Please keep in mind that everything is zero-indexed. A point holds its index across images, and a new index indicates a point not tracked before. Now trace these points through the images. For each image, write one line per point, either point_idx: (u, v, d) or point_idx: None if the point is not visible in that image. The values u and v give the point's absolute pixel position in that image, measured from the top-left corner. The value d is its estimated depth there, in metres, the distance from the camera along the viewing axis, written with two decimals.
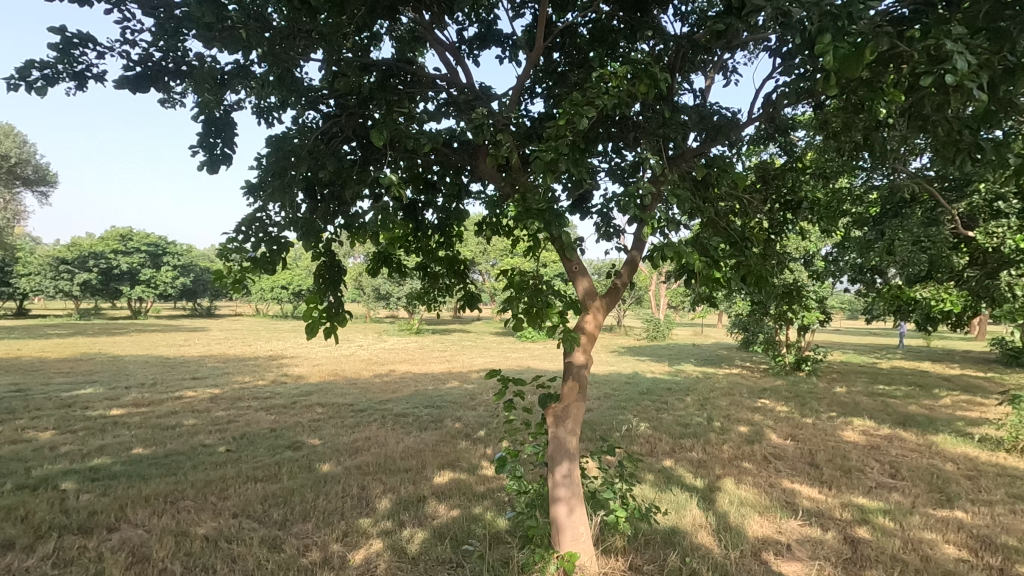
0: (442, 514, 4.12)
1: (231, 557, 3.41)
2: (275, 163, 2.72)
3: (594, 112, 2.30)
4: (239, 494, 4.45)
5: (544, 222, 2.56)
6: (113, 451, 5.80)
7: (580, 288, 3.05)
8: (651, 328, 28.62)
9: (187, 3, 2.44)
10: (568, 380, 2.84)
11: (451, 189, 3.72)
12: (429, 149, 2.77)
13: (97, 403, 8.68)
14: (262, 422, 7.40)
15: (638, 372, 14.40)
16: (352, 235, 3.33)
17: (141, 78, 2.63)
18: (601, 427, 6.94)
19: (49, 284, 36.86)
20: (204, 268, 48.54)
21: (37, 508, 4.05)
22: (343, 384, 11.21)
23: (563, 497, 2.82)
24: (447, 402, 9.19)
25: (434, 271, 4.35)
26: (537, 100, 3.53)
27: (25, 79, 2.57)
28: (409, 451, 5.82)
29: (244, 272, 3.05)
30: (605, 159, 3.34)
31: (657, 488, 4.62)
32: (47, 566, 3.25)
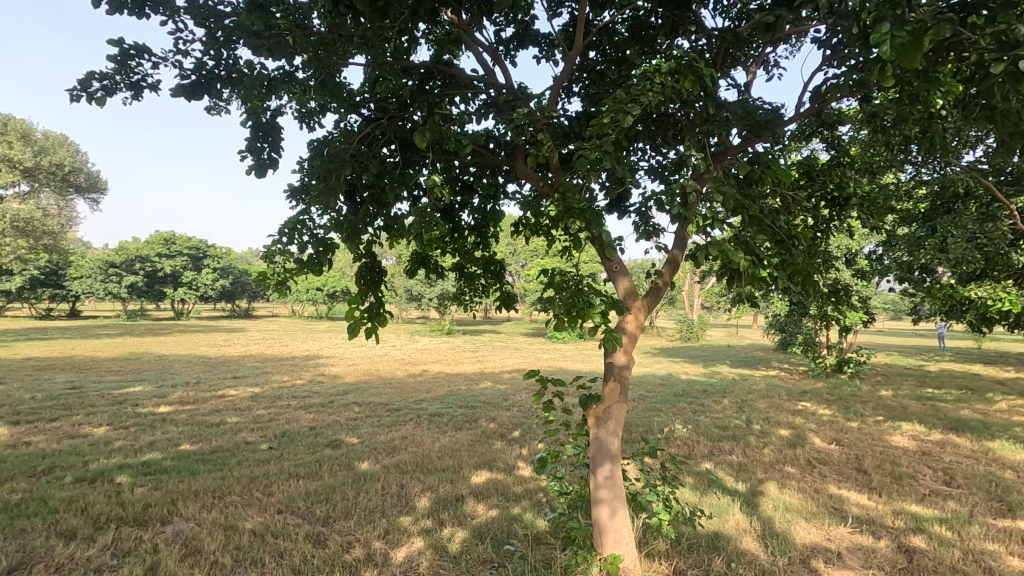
0: (482, 514, 4.13)
1: (278, 552, 3.50)
2: (321, 166, 2.76)
3: (639, 110, 2.25)
4: (283, 491, 4.56)
5: (584, 221, 2.54)
6: (162, 446, 6.03)
7: (620, 288, 3.03)
8: (684, 329, 28.15)
9: (236, 12, 2.52)
10: (609, 381, 2.80)
11: (488, 190, 3.72)
12: (469, 149, 2.79)
13: (146, 400, 9.03)
14: (301, 420, 7.58)
15: (672, 373, 14.18)
16: (392, 236, 3.37)
17: (195, 86, 2.72)
18: (638, 429, 6.85)
19: (100, 286, 38.55)
20: (243, 270, 49.94)
21: (96, 500, 4.24)
22: (378, 384, 11.37)
23: (605, 499, 2.79)
24: (480, 402, 9.24)
25: (471, 271, 4.37)
26: (575, 99, 3.52)
27: (86, 90, 2.68)
28: (445, 451, 5.87)
29: (287, 274, 3.11)
30: (644, 157, 3.30)
31: (698, 492, 4.54)
32: (107, 557, 3.39)
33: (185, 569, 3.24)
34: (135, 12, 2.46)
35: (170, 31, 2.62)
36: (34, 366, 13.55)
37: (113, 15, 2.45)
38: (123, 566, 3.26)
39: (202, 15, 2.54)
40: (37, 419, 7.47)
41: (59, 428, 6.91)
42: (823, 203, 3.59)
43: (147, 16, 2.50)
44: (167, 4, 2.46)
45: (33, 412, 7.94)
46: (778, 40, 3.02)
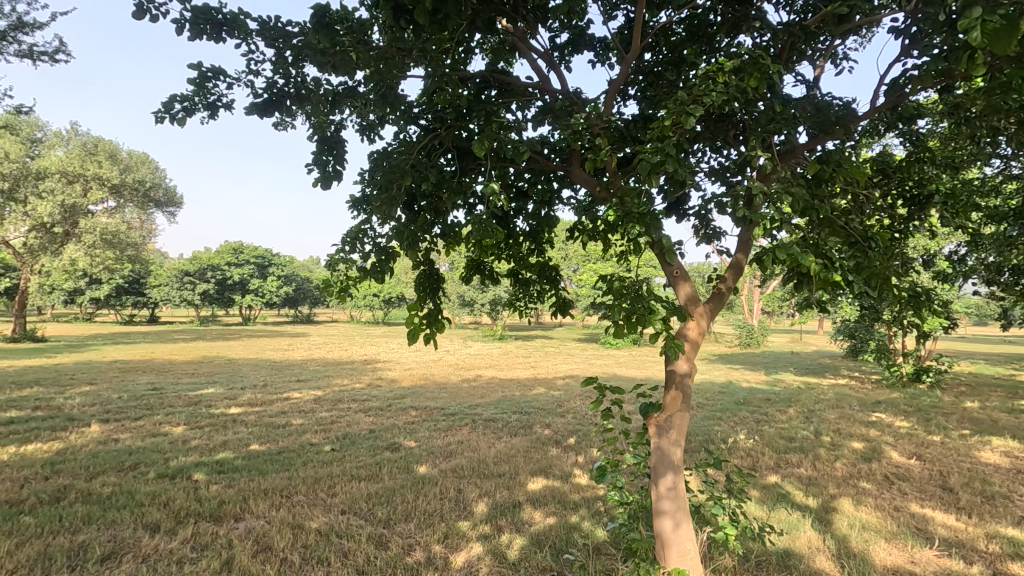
0: (539, 521, 4.12)
1: (342, 552, 3.60)
2: (383, 177, 2.83)
3: (702, 111, 2.17)
4: (346, 492, 4.70)
5: (644, 226, 2.47)
6: (234, 446, 6.36)
7: (681, 294, 2.94)
8: (743, 334, 27.13)
9: (303, 32, 2.64)
10: (670, 389, 2.72)
11: (543, 195, 3.72)
12: (527, 156, 2.78)
13: (218, 401, 9.57)
14: (362, 423, 7.81)
15: (732, 381, 13.69)
16: (449, 243, 3.41)
17: (266, 104, 2.87)
18: (699, 439, 6.63)
19: (176, 294, 41.13)
20: (305, 277, 52.16)
21: (176, 496, 4.51)
22: (433, 389, 11.55)
23: (668, 511, 2.70)
24: (534, 408, 9.24)
25: (525, 278, 4.38)
26: (631, 102, 3.45)
27: (169, 112, 2.87)
28: (500, 456, 5.89)
29: (349, 282, 3.21)
30: (705, 159, 3.19)
31: (765, 506, 4.34)
32: (188, 550, 3.59)
33: (257, 564, 3.39)
34: (212, 37, 2.61)
35: (242, 52, 2.76)
36: (121, 368, 14.67)
37: (194, 41, 2.61)
38: (202, 560, 3.45)
39: (272, 38, 2.67)
40: (123, 418, 8.05)
41: (143, 426, 7.44)
42: (900, 201, 3.37)
43: (223, 41, 2.65)
44: (241, 27, 2.60)
45: (121, 410, 8.59)
46: (849, 32, 2.86)
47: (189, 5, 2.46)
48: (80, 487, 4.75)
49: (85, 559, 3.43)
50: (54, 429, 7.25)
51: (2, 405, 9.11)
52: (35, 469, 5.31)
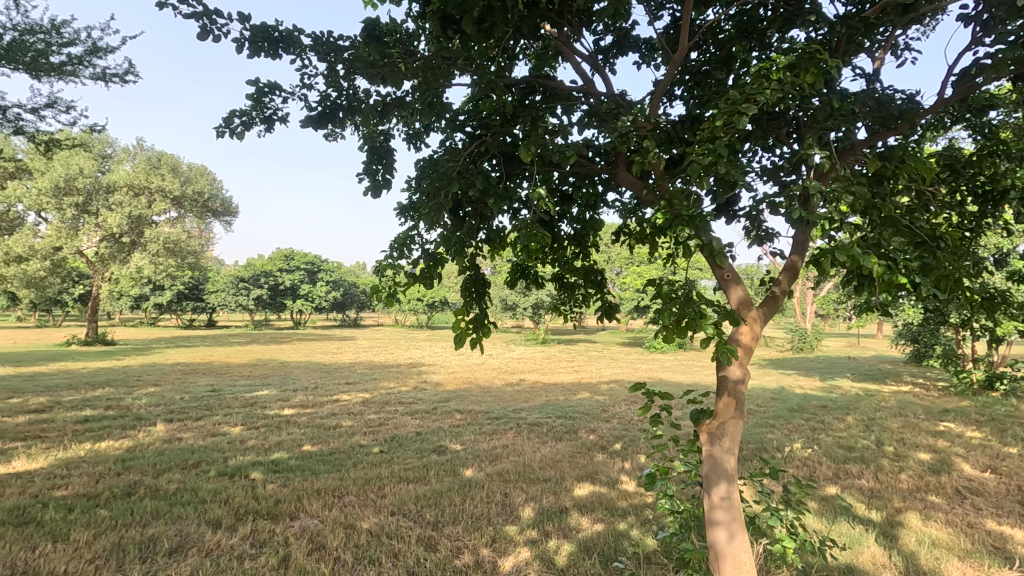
0: (587, 528, 4.08)
1: (393, 553, 3.67)
2: (430, 184, 2.87)
3: (755, 110, 2.11)
4: (395, 494, 4.80)
5: (694, 228, 2.41)
6: (288, 446, 6.59)
7: (732, 297, 2.84)
8: (795, 338, 26.09)
9: (354, 46, 2.73)
10: (723, 396, 2.64)
11: (588, 199, 3.69)
12: (573, 160, 2.76)
13: (272, 403, 9.94)
14: (408, 426, 7.94)
15: (785, 387, 13.19)
16: (494, 248, 3.43)
17: (320, 116, 2.97)
18: (752, 448, 6.42)
19: (231, 299, 43.01)
20: (352, 282, 53.52)
21: (235, 493, 4.71)
22: (477, 392, 11.63)
23: (723, 521, 2.60)
24: (579, 413, 9.16)
25: (570, 283, 4.34)
26: (678, 103, 3.38)
27: (229, 127, 3.01)
28: (546, 461, 5.87)
29: (397, 288, 3.26)
30: (757, 158, 3.09)
31: (825, 519, 4.16)
32: (247, 546, 3.74)
33: (313, 562, 3.49)
34: (270, 54, 2.73)
35: (297, 67, 2.86)
36: (182, 370, 15.43)
37: (253, 58, 2.73)
38: (261, 556, 3.59)
39: (325, 52, 2.76)
40: (186, 418, 8.48)
41: (204, 426, 7.80)
42: (969, 197, 3.18)
43: (279, 57, 2.76)
44: (296, 43, 2.69)
45: (184, 411, 9.04)
46: (912, 22, 2.72)
47: (248, 25, 2.58)
48: (149, 483, 5.02)
49: (155, 551, 3.63)
50: (124, 428, 7.69)
51: (78, 404, 9.74)
52: (108, 465, 5.65)
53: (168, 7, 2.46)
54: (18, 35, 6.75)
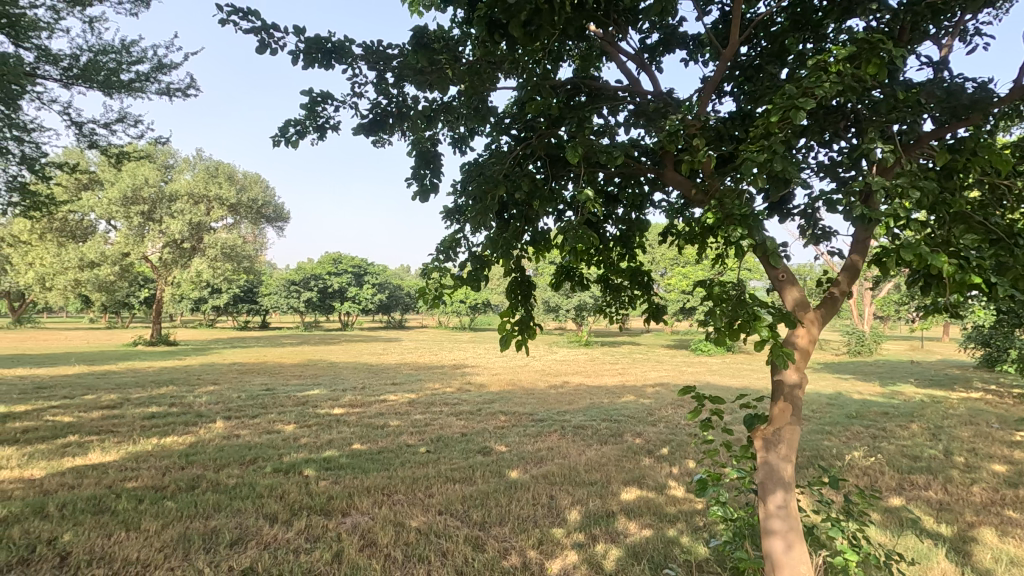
0: (635, 533, 4.02)
1: (441, 551, 3.73)
2: (477, 188, 2.89)
3: (813, 104, 2.02)
4: (442, 493, 4.87)
5: (747, 228, 2.33)
6: (339, 444, 6.79)
7: (788, 299, 2.73)
8: (852, 342, 24.92)
9: (403, 54, 2.80)
10: (778, 401, 2.54)
11: (633, 200, 3.64)
12: (621, 161, 2.72)
13: (323, 402, 10.27)
14: (454, 426, 8.05)
15: (842, 392, 12.63)
16: (539, 249, 3.42)
17: (371, 123, 3.05)
18: (808, 455, 6.17)
19: (283, 301, 44.71)
20: (397, 285, 54.58)
21: (290, 489, 4.89)
22: (521, 394, 11.65)
23: (779, 531, 2.49)
24: (624, 416, 9.06)
25: (616, 284, 4.29)
26: (728, 99, 3.29)
27: (285, 136, 3.12)
28: (592, 464, 5.83)
29: (443, 289, 3.30)
30: (813, 154, 2.96)
31: (889, 532, 3.96)
32: (302, 540, 3.88)
33: (364, 559, 3.58)
34: (323, 65, 2.82)
35: (348, 76, 2.94)
36: (239, 370, 16.16)
37: (307, 70, 2.83)
38: (316, 550, 3.71)
39: (375, 61, 2.83)
40: (244, 415, 8.87)
41: (260, 424, 8.13)
42: None
43: (332, 67, 2.85)
44: (348, 53, 2.77)
45: (241, 408, 9.47)
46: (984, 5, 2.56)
47: (303, 37, 2.67)
48: (210, 477, 5.27)
49: (217, 542, 3.82)
50: (187, 424, 8.10)
51: (145, 401, 10.35)
52: (174, 459, 5.97)
53: (229, 23, 2.58)
54: (93, 56, 7.24)
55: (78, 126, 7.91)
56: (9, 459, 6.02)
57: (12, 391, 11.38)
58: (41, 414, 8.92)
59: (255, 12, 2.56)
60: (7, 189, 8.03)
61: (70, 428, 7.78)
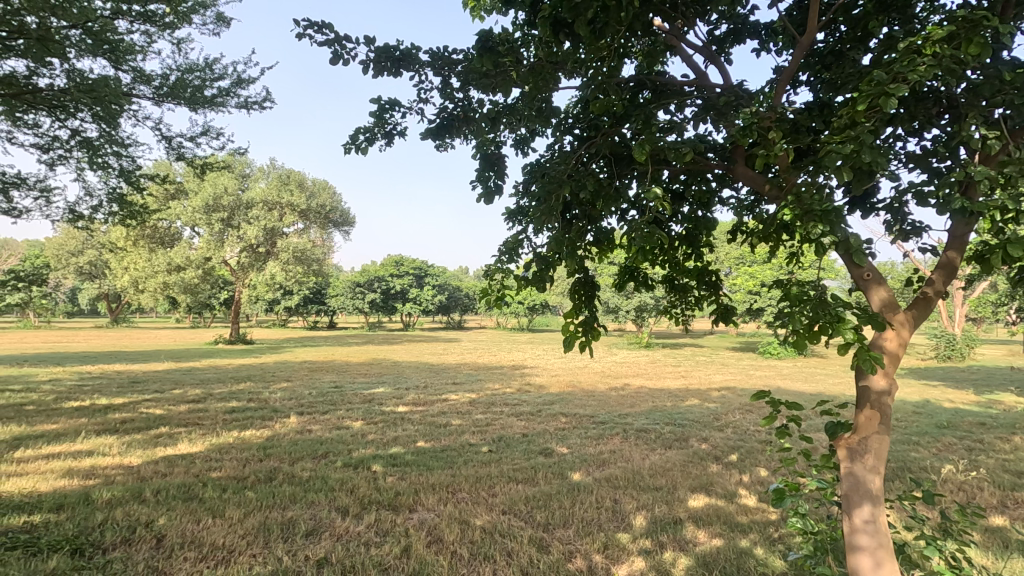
0: (705, 542, 3.89)
1: (506, 551, 3.74)
2: (541, 188, 2.87)
3: (906, 90, 1.86)
4: (506, 493, 4.90)
5: (829, 224, 2.16)
6: (404, 441, 6.98)
7: (875, 300, 2.53)
8: (941, 345, 23.03)
9: (467, 58, 2.84)
10: (864, 408, 2.37)
11: (699, 197, 3.51)
12: (691, 157, 2.61)
13: (388, 400, 10.59)
14: (514, 427, 8.08)
15: (931, 399, 11.70)
16: (602, 249, 3.36)
17: (439, 128, 3.11)
18: (894, 468, 5.74)
19: (349, 302, 46.52)
20: (456, 286, 55.49)
21: (360, 484, 5.07)
22: (582, 396, 11.54)
23: (867, 547, 2.32)
24: (688, 420, 8.79)
25: (683, 284, 4.16)
26: (804, 89, 3.13)
27: (355, 143, 3.22)
28: (656, 469, 5.69)
29: (505, 290, 3.31)
30: (902, 144, 2.74)
31: (993, 555, 3.62)
32: (373, 534, 4.01)
33: (431, 555, 3.66)
34: (392, 73, 2.89)
35: (415, 83, 3.01)
36: (309, 368, 16.95)
37: (377, 78, 2.92)
38: (385, 544, 3.82)
39: (441, 66, 2.89)
40: (315, 411, 9.29)
41: (330, 420, 8.49)
42: None
43: (400, 75, 2.93)
44: (415, 60, 2.84)
45: (312, 405, 9.92)
46: None
47: (373, 47, 2.76)
48: (286, 469, 5.55)
49: (294, 532, 4.01)
50: (264, 419, 8.57)
51: (226, 396, 11.03)
52: (253, 452, 6.32)
53: (305, 37, 2.71)
54: (180, 74, 7.80)
55: (168, 140, 8.55)
56: (110, 447, 6.58)
57: (112, 384, 12.45)
58: (137, 406, 9.71)
59: (329, 24, 2.67)
60: (108, 200, 8.80)
61: (162, 420, 8.42)
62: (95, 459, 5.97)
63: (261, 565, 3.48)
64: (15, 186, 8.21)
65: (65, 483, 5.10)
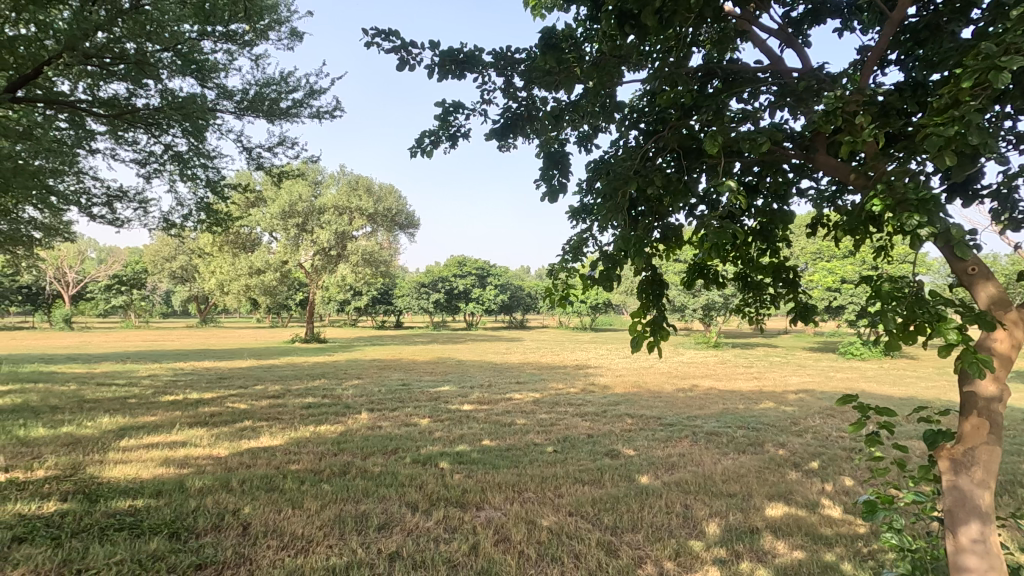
0: (785, 554, 3.69)
1: (574, 553, 3.71)
2: (606, 186, 2.81)
3: (1022, 62, 1.66)
4: (572, 494, 4.85)
5: (927, 214, 1.96)
6: (470, 439, 7.07)
7: (981, 298, 2.28)
8: None
9: (530, 58, 2.83)
10: (970, 416, 2.15)
11: (775, 189, 3.31)
12: (768, 147, 2.46)
13: (453, 398, 10.79)
14: (579, 427, 8.01)
15: None
16: (670, 246, 3.23)
17: (503, 128, 3.11)
18: (1004, 483, 5.20)
19: (415, 302, 47.85)
20: (518, 285, 55.81)
21: (428, 480, 5.18)
22: (648, 397, 11.28)
23: (976, 570, 2.09)
24: (763, 424, 8.38)
25: (757, 281, 3.95)
26: (893, 69, 2.89)
27: (421, 146, 3.29)
28: (729, 474, 5.46)
29: (569, 289, 3.27)
30: (1012, 123, 2.47)
31: None
32: (441, 530, 4.09)
33: (499, 554, 3.68)
34: (456, 75, 2.92)
35: (478, 85, 3.03)
36: (379, 366, 17.58)
37: (442, 82, 2.96)
38: (454, 541, 3.89)
39: (504, 67, 2.90)
40: (385, 408, 9.61)
41: (399, 417, 8.74)
42: None
43: (464, 77, 2.95)
44: (479, 61, 2.86)
45: (381, 402, 10.26)
46: None
47: (438, 51, 2.80)
48: (359, 464, 5.77)
49: (367, 525, 4.16)
50: (338, 414, 8.95)
51: (303, 393, 11.63)
52: (328, 446, 6.62)
53: (373, 45, 2.79)
54: (259, 88, 8.29)
55: (249, 151, 9.10)
56: (201, 438, 7.09)
57: (202, 380, 13.42)
58: (224, 401, 10.42)
59: (396, 32, 2.74)
60: (197, 209, 9.49)
61: (246, 414, 8.99)
62: (188, 449, 6.44)
63: (336, 555, 3.62)
64: (118, 199, 9.01)
65: (163, 470, 5.54)
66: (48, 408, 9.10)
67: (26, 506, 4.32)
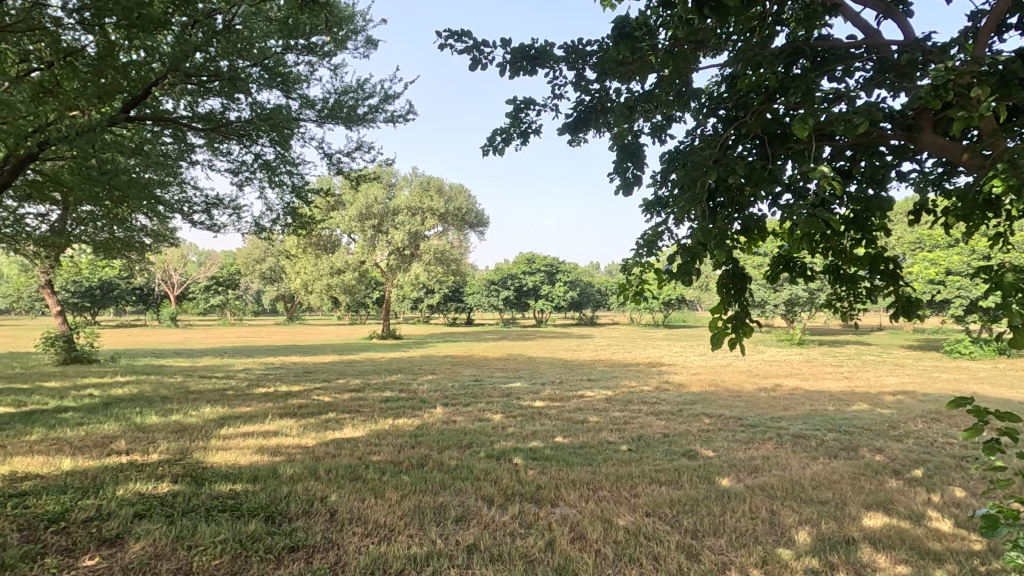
0: (886, 568, 3.42)
1: (653, 555, 3.62)
2: (683, 176, 2.69)
3: None
4: (648, 494, 4.73)
5: None
6: (542, 436, 7.07)
7: None
8: None
9: (602, 50, 2.77)
10: None
11: (872, 174, 3.04)
12: (865, 128, 2.26)
13: (525, 395, 10.83)
14: (654, 426, 7.80)
15: None
16: (753, 237, 3.05)
17: (575, 122, 3.06)
18: None
19: (485, 300, 48.54)
20: (588, 282, 55.22)
21: (503, 475, 5.23)
22: (727, 397, 10.80)
23: None
24: (857, 427, 7.79)
25: (851, 274, 3.67)
26: (1013, 33, 2.60)
27: (493, 145, 3.31)
28: (820, 480, 5.13)
29: (644, 284, 3.18)
30: None
31: None
32: (517, 525, 4.11)
33: (575, 551, 3.66)
34: (528, 71, 2.92)
35: (549, 80, 3.01)
36: (452, 362, 17.98)
37: (513, 79, 2.97)
38: (530, 536, 3.90)
39: (575, 60, 2.86)
40: (458, 403, 9.81)
41: (472, 412, 8.90)
42: None
43: (535, 74, 2.94)
44: (550, 56, 2.84)
45: (455, 397, 10.49)
46: None
47: (509, 48, 2.81)
48: (435, 457, 5.92)
49: (445, 516, 4.26)
50: (414, 408, 9.24)
51: (381, 387, 12.11)
52: (406, 439, 6.86)
53: (447, 46, 2.84)
54: (339, 95, 8.71)
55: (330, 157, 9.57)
56: (290, 428, 7.55)
57: (290, 374, 14.30)
58: (309, 394, 11.05)
59: (468, 32, 2.78)
60: (284, 213, 10.09)
61: (330, 407, 9.47)
62: (279, 439, 6.88)
63: (417, 545, 3.75)
64: (215, 206, 9.76)
65: (258, 458, 5.95)
66: (159, 398, 10.03)
67: (144, 486, 4.79)
